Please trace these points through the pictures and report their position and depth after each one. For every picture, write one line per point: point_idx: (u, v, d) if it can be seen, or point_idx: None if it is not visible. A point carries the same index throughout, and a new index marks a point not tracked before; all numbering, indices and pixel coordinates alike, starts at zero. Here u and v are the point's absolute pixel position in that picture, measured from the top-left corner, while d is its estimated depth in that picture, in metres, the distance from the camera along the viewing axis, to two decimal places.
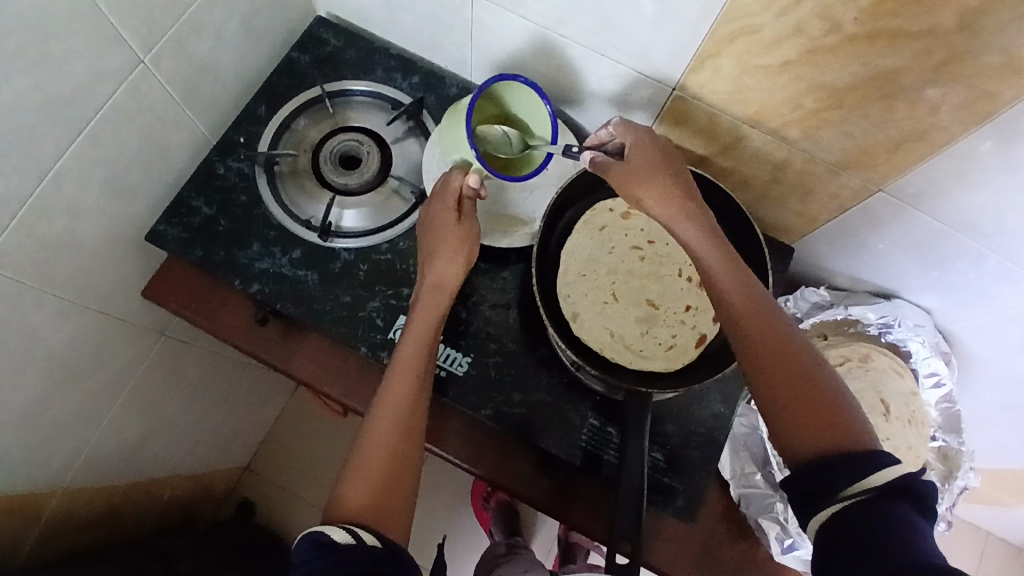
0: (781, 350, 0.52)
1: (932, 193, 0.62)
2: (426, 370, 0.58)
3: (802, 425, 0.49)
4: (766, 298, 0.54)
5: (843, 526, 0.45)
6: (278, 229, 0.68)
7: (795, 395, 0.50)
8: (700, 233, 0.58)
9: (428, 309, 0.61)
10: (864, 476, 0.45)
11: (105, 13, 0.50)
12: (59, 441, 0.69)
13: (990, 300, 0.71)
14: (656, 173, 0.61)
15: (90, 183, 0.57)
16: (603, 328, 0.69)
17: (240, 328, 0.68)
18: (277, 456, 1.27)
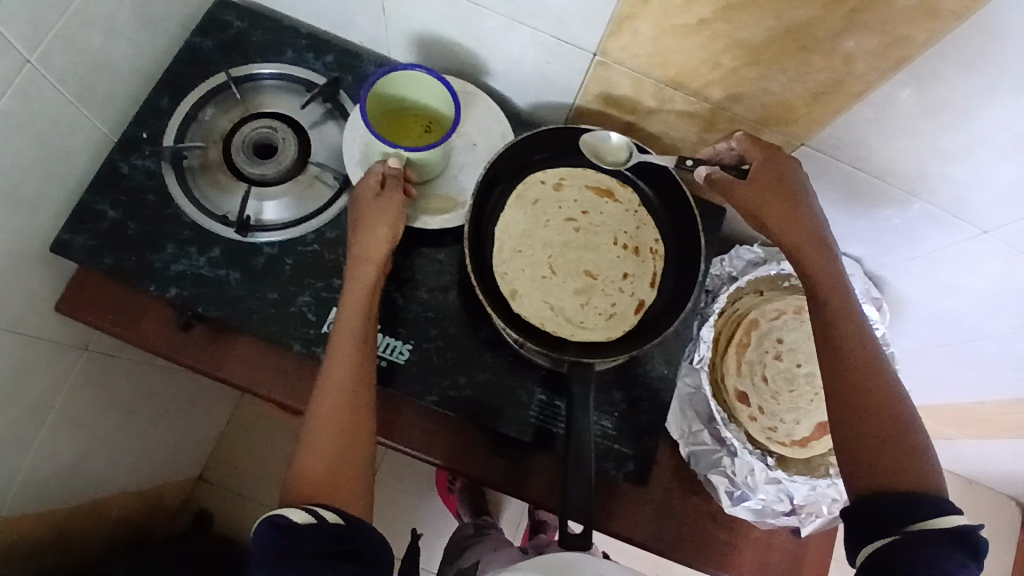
0: (876, 384, 0.53)
1: (852, 143, 0.62)
2: (369, 344, 0.58)
3: (876, 458, 0.51)
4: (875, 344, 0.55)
5: (887, 558, 0.47)
6: (191, 226, 0.67)
7: (878, 436, 0.51)
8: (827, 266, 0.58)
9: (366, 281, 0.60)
10: (927, 520, 0.47)
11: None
12: None
13: (916, 243, 0.74)
14: (780, 201, 0.60)
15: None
16: (543, 303, 0.66)
17: (164, 337, 0.69)
18: (227, 452, 1.33)
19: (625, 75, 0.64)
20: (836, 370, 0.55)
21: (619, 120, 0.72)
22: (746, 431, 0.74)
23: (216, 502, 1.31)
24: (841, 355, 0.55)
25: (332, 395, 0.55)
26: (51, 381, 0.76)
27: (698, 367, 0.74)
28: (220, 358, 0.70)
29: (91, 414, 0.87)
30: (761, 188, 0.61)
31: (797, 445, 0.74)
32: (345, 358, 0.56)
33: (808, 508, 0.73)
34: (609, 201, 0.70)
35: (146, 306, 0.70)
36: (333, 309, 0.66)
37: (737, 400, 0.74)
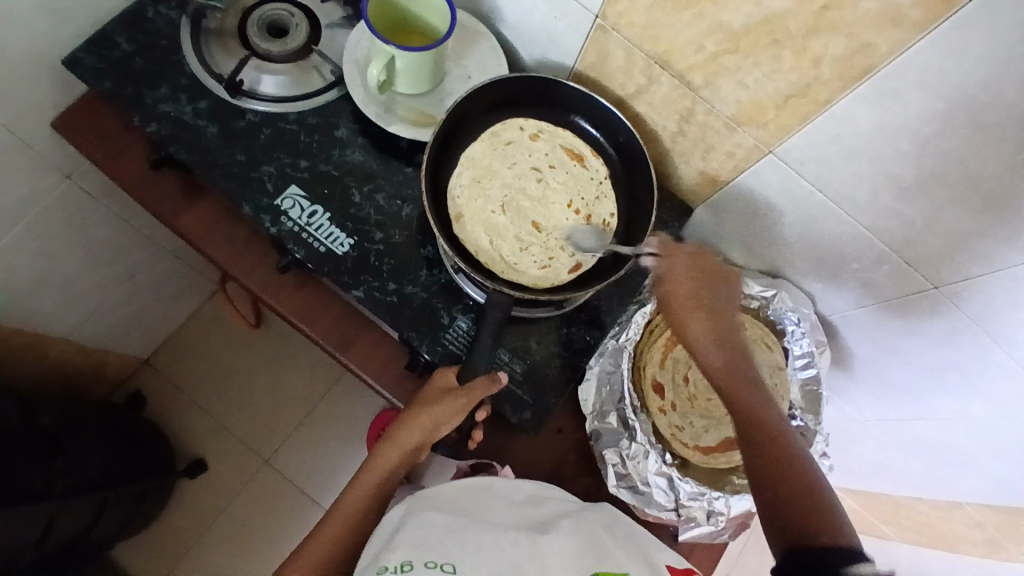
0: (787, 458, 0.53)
1: (814, 159, 0.64)
2: (381, 497, 0.63)
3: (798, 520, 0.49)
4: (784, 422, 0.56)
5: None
6: (190, 78, 0.71)
7: (794, 502, 0.50)
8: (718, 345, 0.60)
9: (437, 414, 0.61)
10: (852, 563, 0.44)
11: None
12: None
13: (869, 291, 0.73)
14: (693, 289, 0.62)
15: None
16: (485, 233, 0.69)
17: (135, 172, 0.73)
18: (179, 348, 1.36)
19: (619, 44, 0.67)
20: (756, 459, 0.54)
21: (610, 95, 0.75)
22: (653, 422, 0.73)
23: (153, 390, 1.33)
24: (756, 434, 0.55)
25: (355, 499, 0.62)
26: (27, 192, 0.81)
27: (624, 347, 0.72)
28: (179, 208, 0.73)
29: (57, 246, 0.92)
30: (685, 292, 0.62)
31: (700, 453, 0.73)
32: (397, 453, 0.63)
33: (691, 512, 0.71)
34: (578, 164, 0.73)
35: (128, 142, 0.74)
36: (291, 186, 0.70)
37: (651, 389, 0.74)
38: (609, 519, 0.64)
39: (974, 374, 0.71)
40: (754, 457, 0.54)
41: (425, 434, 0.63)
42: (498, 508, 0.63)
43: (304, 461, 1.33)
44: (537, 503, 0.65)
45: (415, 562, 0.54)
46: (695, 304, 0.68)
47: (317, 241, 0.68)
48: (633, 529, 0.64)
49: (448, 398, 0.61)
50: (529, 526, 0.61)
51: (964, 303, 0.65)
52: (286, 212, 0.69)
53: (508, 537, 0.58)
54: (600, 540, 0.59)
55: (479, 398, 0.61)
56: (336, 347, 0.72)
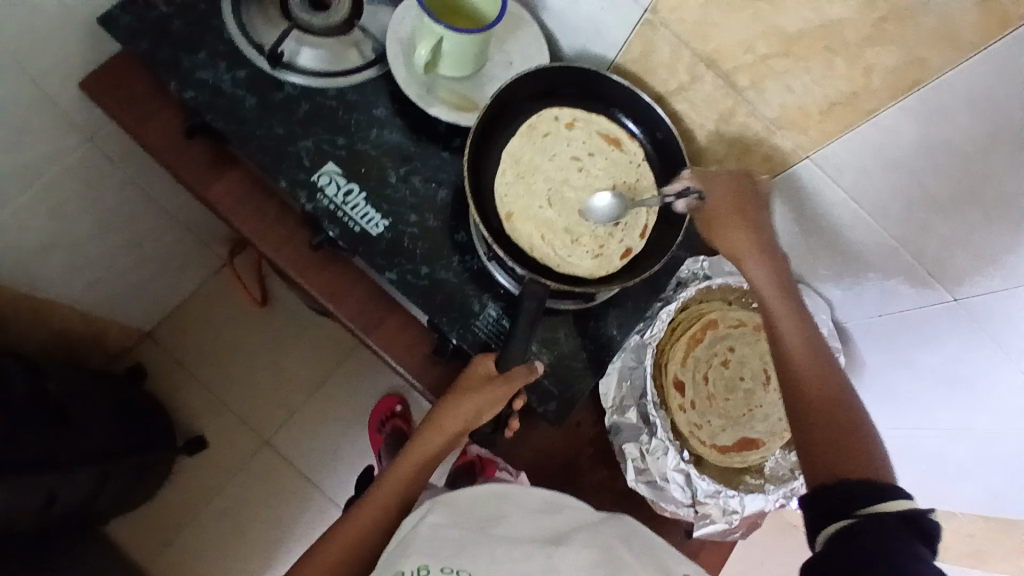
0: (828, 398, 0.54)
1: (853, 168, 0.65)
2: (416, 482, 0.63)
3: (827, 455, 0.51)
4: (835, 365, 0.57)
5: (845, 538, 0.45)
6: (229, 45, 0.70)
7: (831, 437, 0.51)
8: (771, 278, 0.63)
9: (477, 401, 0.62)
10: (882, 501, 0.45)
11: None
12: None
13: (889, 303, 0.75)
14: (739, 221, 0.65)
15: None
16: (536, 228, 0.71)
17: (165, 138, 0.72)
18: (181, 320, 1.34)
19: (667, 40, 0.67)
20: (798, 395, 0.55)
21: (650, 91, 0.75)
22: (672, 419, 0.74)
23: (153, 360, 1.32)
24: (804, 372, 0.56)
25: (390, 485, 0.63)
26: (50, 151, 0.79)
27: (647, 343, 0.74)
28: (208, 178, 0.72)
29: (70, 208, 0.90)
30: (746, 239, 0.65)
31: (716, 450, 0.74)
32: (434, 441, 0.64)
33: (707, 509, 0.71)
34: (616, 150, 0.74)
35: (159, 107, 0.72)
36: (328, 162, 0.69)
37: (673, 387, 0.75)
38: (626, 531, 0.61)
39: (982, 391, 0.73)
40: (794, 392, 0.55)
41: (466, 421, 0.63)
42: (515, 518, 0.61)
43: (304, 440, 1.33)
44: (555, 511, 0.63)
45: (430, 567, 0.54)
46: (712, 218, 0.66)
47: (351, 220, 0.68)
48: (650, 541, 0.61)
49: (487, 386, 0.62)
50: (546, 537, 0.59)
51: (984, 320, 0.66)
52: (322, 188, 0.68)
53: (521, 547, 0.56)
54: (618, 551, 0.57)
55: (518, 387, 0.62)
56: (363, 327, 0.72)
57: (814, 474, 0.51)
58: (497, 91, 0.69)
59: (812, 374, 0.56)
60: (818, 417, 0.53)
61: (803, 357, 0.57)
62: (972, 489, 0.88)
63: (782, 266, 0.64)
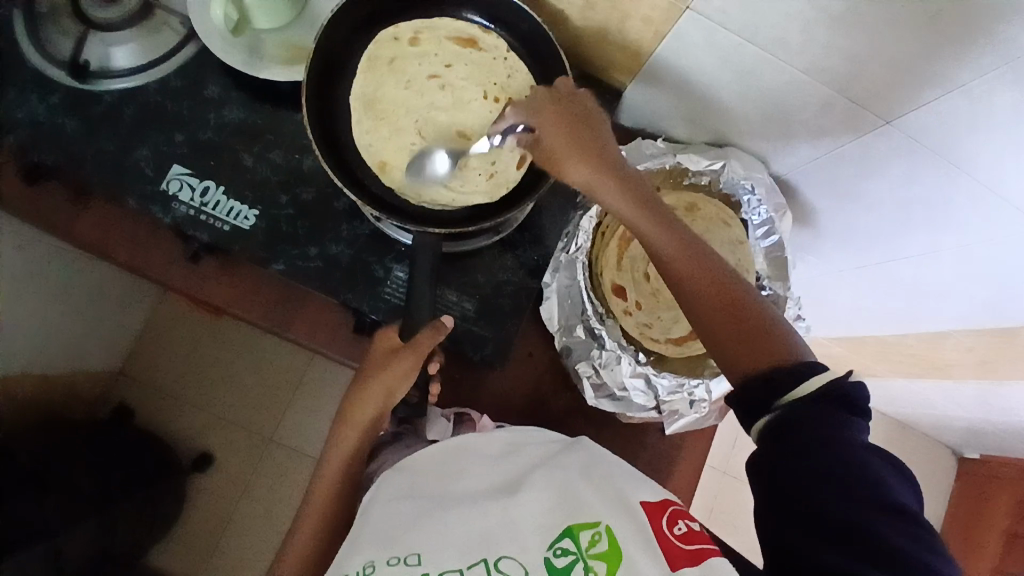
0: (717, 282, 0.49)
1: (736, 7, 0.55)
2: (353, 480, 0.59)
3: (741, 345, 0.47)
4: (697, 241, 0.51)
5: (781, 430, 0.43)
6: (33, 70, 0.63)
7: (735, 328, 0.47)
8: (627, 191, 0.52)
9: (386, 377, 0.58)
10: (802, 382, 0.43)
11: None
12: None
13: (819, 142, 0.67)
14: (571, 133, 0.53)
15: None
16: (417, 169, 0.65)
17: (8, 188, 0.66)
18: (150, 354, 1.32)
19: None
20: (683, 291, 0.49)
21: None
22: (621, 327, 0.69)
23: (135, 397, 1.31)
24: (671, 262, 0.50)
25: (320, 492, 0.58)
26: None
27: (577, 256, 0.68)
28: (67, 217, 0.67)
29: None
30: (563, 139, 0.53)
31: (674, 344, 0.69)
32: (354, 431, 0.59)
33: (672, 406, 0.69)
34: (474, 51, 0.66)
35: None
36: (174, 165, 0.62)
37: (612, 292, 0.69)
38: (589, 462, 0.56)
39: (941, 210, 0.67)
40: (675, 287, 0.50)
41: (381, 405, 0.59)
42: (471, 473, 0.56)
43: (307, 433, 1.33)
44: (515, 452, 0.59)
45: (377, 561, 0.48)
46: (552, 151, 0.54)
47: (217, 220, 0.62)
48: (614, 467, 0.56)
49: (395, 357, 0.58)
50: (501, 489, 0.53)
51: (920, 137, 0.59)
52: (175, 195, 0.62)
53: (476, 504, 0.51)
54: (579, 497, 0.51)
55: (426, 349, 0.58)
56: (277, 325, 0.68)
57: (735, 368, 0.47)
58: (316, 49, 0.61)
59: (698, 274, 0.49)
60: (715, 310, 0.48)
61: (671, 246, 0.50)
62: (957, 307, 0.83)
63: (630, 174, 0.53)
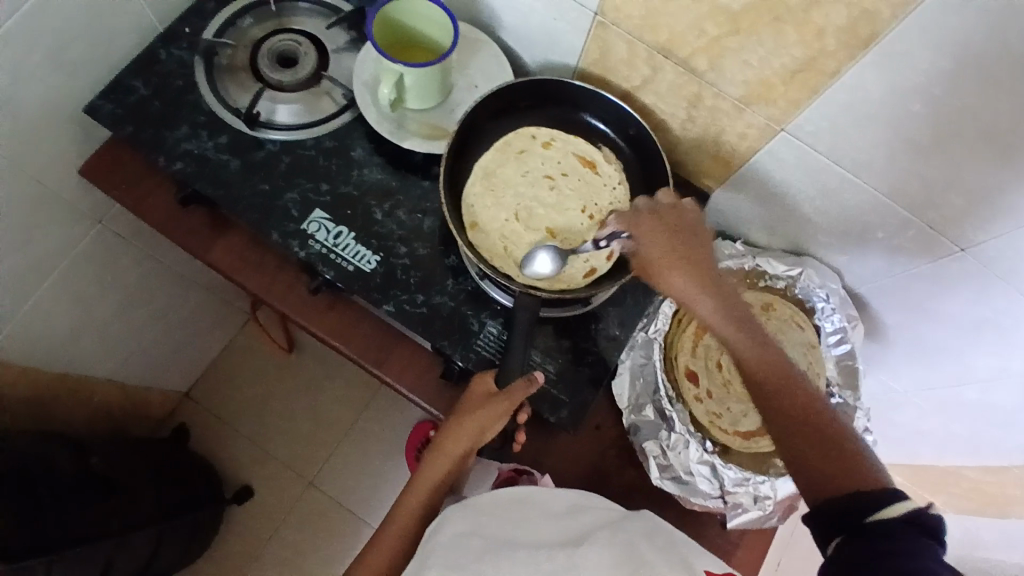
0: (798, 402, 0.52)
1: (828, 131, 0.63)
2: (434, 505, 0.65)
3: (817, 465, 0.50)
4: (783, 359, 0.55)
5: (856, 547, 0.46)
6: (208, 115, 0.73)
7: (811, 446, 0.51)
8: (721, 307, 0.57)
9: (479, 419, 0.63)
10: (878, 511, 0.46)
11: None
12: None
13: (895, 258, 0.72)
14: (673, 240, 0.60)
15: (30, 47, 0.64)
16: (500, 239, 0.71)
17: (166, 212, 0.76)
18: (216, 380, 1.39)
19: (619, 37, 0.67)
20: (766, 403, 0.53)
21: (616, 88, 0.75)
22: (690, 411, 0.72)
23: (195, 420, 1.37)
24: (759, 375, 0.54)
25: (404, 512, 0.64)
26: (62, 240, 0.84)
27: (654, 338, 0.73)
28: (208, 242, 0.75)
29: (91, 292, 0.95)
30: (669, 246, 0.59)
31: (740, 437, 0.72)
32: (443, 463, 0.65)
33: (737, 499, 0.70)
34: (591, 172, 0.74)
35: (153, 185, 0.76)
36: (315, 210, 0.72)
37: (686, 377, 0.73)
38: (651, 529, 0.60)
39: (1012, 334, 0.70)
40: (760, 398, 0.54)
41: (471, 442, 0.64)
42: (536, 522, 0.60)
43: (348, 479, 1.36)
44: (578, 514, 0.62)
45: None
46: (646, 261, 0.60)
47: (344, 260, 0.71)
48: (675, 540, 0.59)
49: (489, 403, 0.63)
50: (566, 541, 0.57)
51: (994, 264, 0.64)
52: (312, 235, 0.71)
53: (541, 551, 0.56)
54: (639, 556, 0.55)
55: (518, 400, 0.62)
56: (371, 361, 0.74)
57: (809, 487, 0.50)
58: (458, 129, 0.71)
59: (787, 399, 0.53)
60: (795, 426, 0.52)
61: (757, 360, 0.54)
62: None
63: (727, 290, 0.58)
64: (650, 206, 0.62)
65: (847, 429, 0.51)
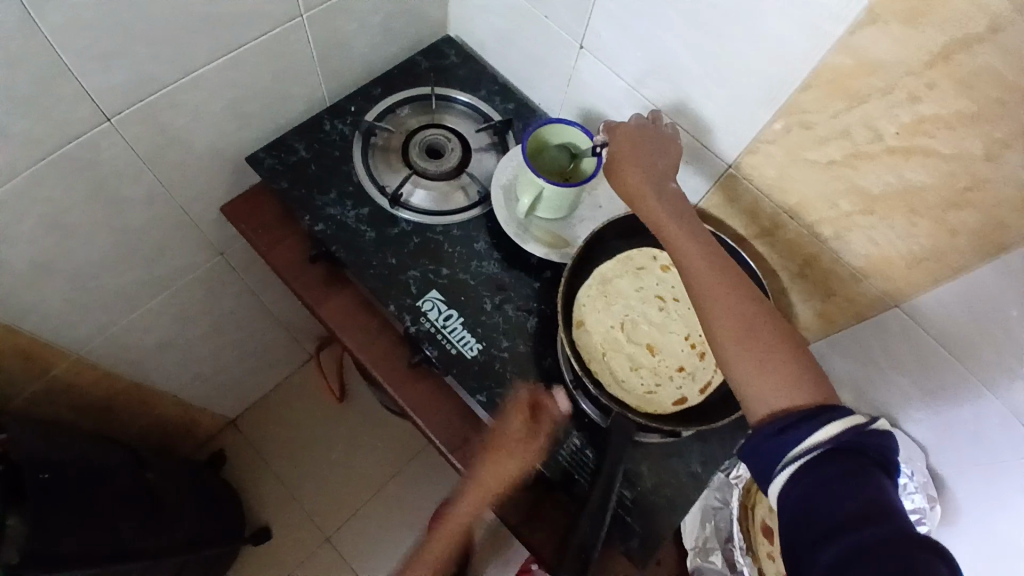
0: (749, 314, 0.52)
1: (941, 317, 0.65)
2: None
3: (764, 373, 0.50)
4: (723, 265, 0.55)
5: (803, 488, 0.45)
6: (355, 185, 0.80)
7: (757, 350, 0.51)
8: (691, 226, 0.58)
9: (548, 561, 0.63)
10: (820, 433, 0.46)
11: (300, 10, 0.70)
12: (113, 310, 0.85)
13: (985, 448, 0.72)
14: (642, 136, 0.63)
15: (225, 97, 0.72)
16: (601, 346, 0.73)
17: (292, 261, 0.80)
18: (263, 415, 1.40)
19: (748, 190, 0.72)
20: (710, 308, 0.53)
21: (731, 231, 0.79)
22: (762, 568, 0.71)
23: (233, 451, 1.37)
24: (710, 292, 0.54)
25: None
26: (184, 264, 0.90)
27: (732, 483, 0.76)
28: (323, 295, 0.79)
29: (190, 312, 0.99)
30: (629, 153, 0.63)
31: None
32: None
33: None
34: None
35: (287, 233, 0.81)
36: (433, 290, 0.76)
37: (761, 532, 0.73)
38: None
39: None
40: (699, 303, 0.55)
41: None
42: None
43: (366, 546, 1.32)
44: None
45: None
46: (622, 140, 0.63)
47: (450, 343, 0.74)
48: None
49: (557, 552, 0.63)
50: None
51: None
52: (425, 313, 0.75)
53: None
54: None
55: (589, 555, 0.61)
56: (450, 446, 0.74)
57: (758, 398, 0.50)
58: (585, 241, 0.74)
59: (732, 305, 0.53)
60: (746, 340, 0.52)
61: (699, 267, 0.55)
62: None
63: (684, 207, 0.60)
64: (636, 124, 0.65)
65: (799, 344, 0.52)
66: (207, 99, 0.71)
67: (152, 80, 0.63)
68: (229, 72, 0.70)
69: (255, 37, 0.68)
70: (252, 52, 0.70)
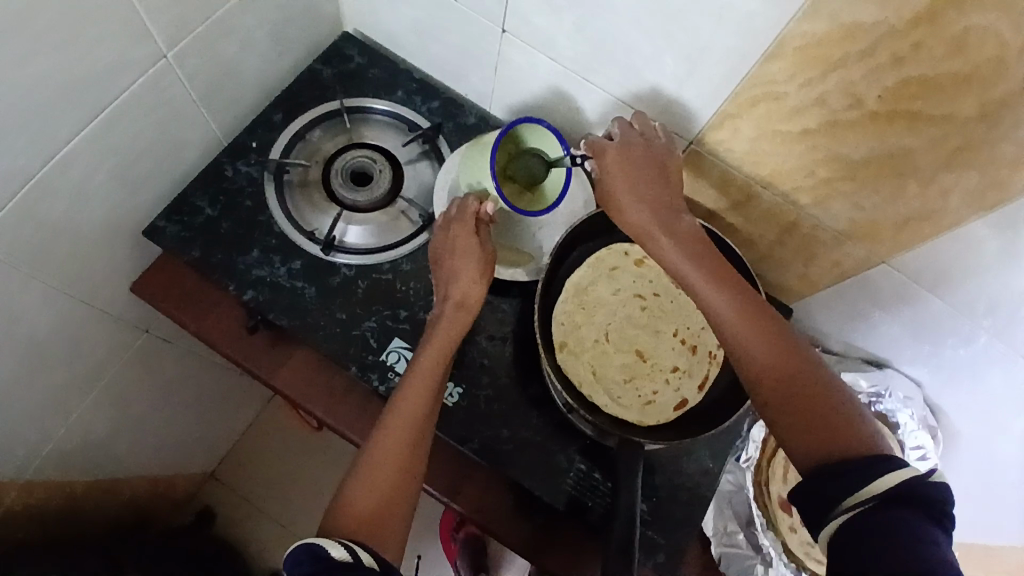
0: (781, 357, 0.50)
1: (934, 273, 0.61)
2: None
3: (802, 420, 0.47)
4: (754, 305, 0.53)
5: (849, 539, 0.41)
6: (279, 237, 0.70)
7: (795, 395, 0.48)
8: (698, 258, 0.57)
9: None
10: (871, 481, 0.41)
11: (166, 51, 0.57)
12: (40, 427, 0.74)
13: (980, 381, 0.70)
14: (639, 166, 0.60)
15: (103, 173, 0.59)
16: (588, 366, 0.67)
17: (228, 333, 0.69)
18: (242, 457, 1.33)
19: (716, 166, 0.65)
20: (742, 351, 0.51)
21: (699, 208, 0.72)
22: (784, 542, 0.70)
23: (220, 501, 1.31)
24: (738, 334, 0.52)
25: None
26: (107, 355, 0.78)
27: (744, 468, 0.72)
28: (272, 365, 0.69)
29: (131, 394, 0.88)
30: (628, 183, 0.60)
31: None
32: None
33: None
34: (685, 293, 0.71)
35: (215, 301, 0.70)
36: (395, 339, 0.68)
37: (780, 508, 0.71)
38: None
39: None
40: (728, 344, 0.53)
41: None
42: None
43: None
44: None
45: None
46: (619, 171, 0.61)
47: None
48: None
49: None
50: None
51: None
52: (393, 367, 0.67)
53: None
54: None
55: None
56: (446, 494, 0.69)
57: (798, 445, 0.47)
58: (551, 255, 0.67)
59: (766, 349, 0.50)
60: (783, 385, 0.49)
61: (725, 306, 0.53)
62: None
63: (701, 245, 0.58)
64: (621, 139, 0.61)
65: (841, 390, 0.48)
66: (82, 180, 0.58)
67: (6, 183, 0.50)
68: (99, 143, 0.57)
69: (119, 95, 0.55)
70: (121, 114, 0.57)
